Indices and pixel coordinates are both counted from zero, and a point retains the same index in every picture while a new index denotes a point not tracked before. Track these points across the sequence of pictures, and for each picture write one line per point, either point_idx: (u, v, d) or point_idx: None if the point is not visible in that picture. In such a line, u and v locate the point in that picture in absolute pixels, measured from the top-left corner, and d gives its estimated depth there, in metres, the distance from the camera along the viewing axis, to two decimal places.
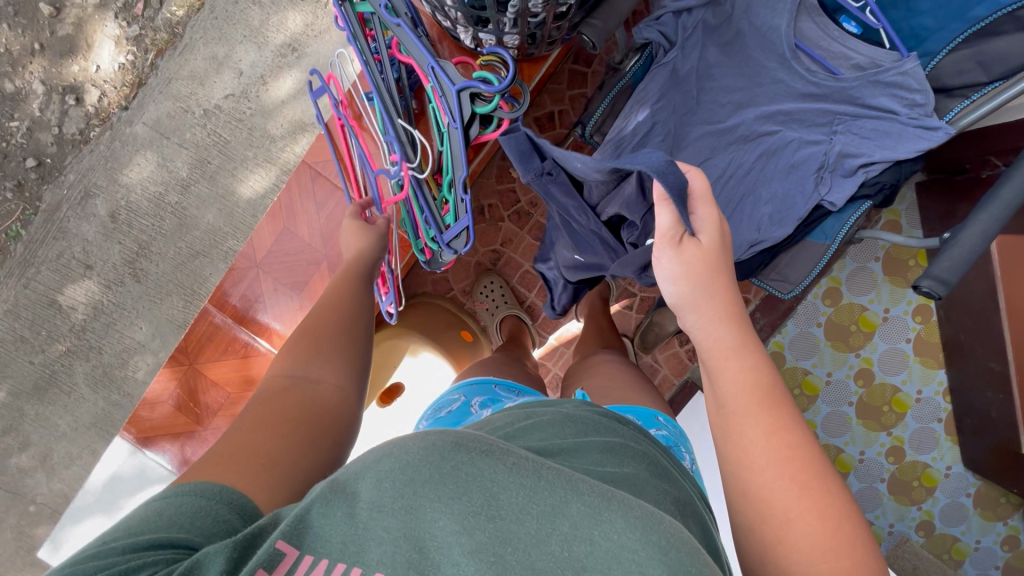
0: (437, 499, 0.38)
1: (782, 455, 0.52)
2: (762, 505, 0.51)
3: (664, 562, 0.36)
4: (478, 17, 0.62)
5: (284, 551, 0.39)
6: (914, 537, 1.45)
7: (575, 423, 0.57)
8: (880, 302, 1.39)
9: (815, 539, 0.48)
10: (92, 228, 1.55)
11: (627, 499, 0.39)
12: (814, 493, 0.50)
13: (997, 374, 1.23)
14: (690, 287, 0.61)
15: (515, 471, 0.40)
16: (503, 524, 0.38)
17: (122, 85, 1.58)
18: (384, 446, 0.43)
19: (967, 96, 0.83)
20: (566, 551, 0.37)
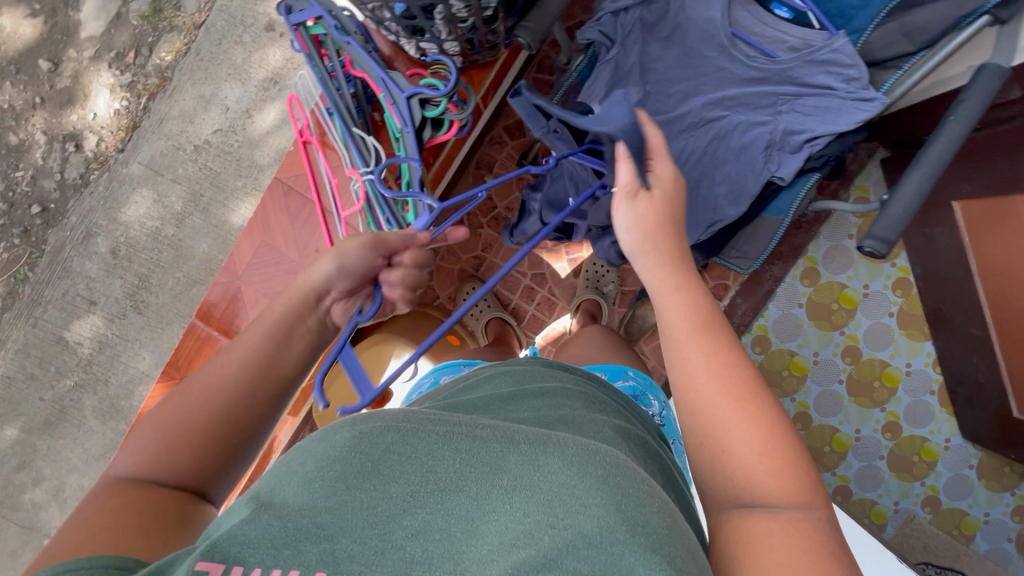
0: (372, 488, 0.44)
1: (721, 373, 0.61)
2: (708, 422, 0.59)
3: (602, 489, 0.43)
4: (415, 28, 0.67)
5: (206, 570, 0.38)
6: (921, 514, 1.43)
7: (510, 380, 0.68)
8: (859, 278, 1.41)
9: (754, 445, 0.57)
10: (95, 265, 1.62)
11: (559, 442, 0.47)
12: (753, 409, 0.59)
13: (980, 339, 1.23)
14: (643, 235, 0.71)
15: (449, 441, 0.47)
16: (445, 496, 0.44)
17: (118, 129, 1.68)
18: (312, 447, 0.50)
19: (899, 67, 0.87)
20: (508, 503, 0.43)
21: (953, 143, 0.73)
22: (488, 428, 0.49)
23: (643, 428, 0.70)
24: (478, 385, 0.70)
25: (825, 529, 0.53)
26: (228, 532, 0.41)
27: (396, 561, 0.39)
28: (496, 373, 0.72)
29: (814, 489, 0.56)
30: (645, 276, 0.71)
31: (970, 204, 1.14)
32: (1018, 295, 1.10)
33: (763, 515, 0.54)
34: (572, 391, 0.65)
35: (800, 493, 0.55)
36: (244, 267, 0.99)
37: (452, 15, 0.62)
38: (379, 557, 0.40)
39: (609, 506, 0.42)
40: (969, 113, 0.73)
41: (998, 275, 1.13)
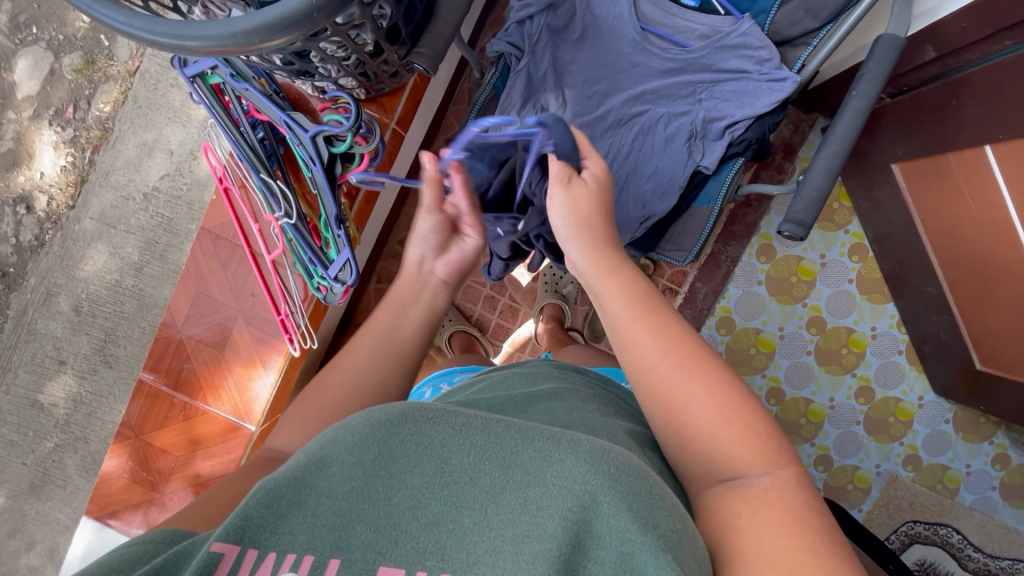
0: (390, 476, 0.43)
1: (669, 345, 0.59)
2: (668, 399, 0.57)
3: (615, 485, 0.42)
4: (302, 71, 0.67)
5: (222, 552, 0.40)
6: (904, 473, 1.43)
7: (522, 384, 0.66)
8: (815, 249, 1.41)
9: (712, 410, 0.55)
10: (60, 324, 1.62)
11: (574, 438, 0.45)
12: (708, 379, 0.57)
13: (937, 297, 1.24)
14: (574, 226, 0.70)
15: (465, 432, 0.45)
16: (459, 489, 0.42)
17: (67, 185, 1.67)
18: (337, 429, 0.47)
19: (809, 43, 0.88)
20: (523, 499, 0.42)
21: (857, 118, 0.74)
22: (503, 422, 0.46)
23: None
24: (493, 383, 0.68)
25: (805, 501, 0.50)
26: (243, 507, 0.42)
27: (410, 549, 0.40)
28: (507, 375, 0.71)
29: (779, 445, 0.54)
30: (577, 262, 0.69)
31: (907, 165, 1.14)
32: (964, 252, 1.10)
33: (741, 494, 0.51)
34: (585, 394, 0.65)
35: (768, 454, 0.53)
36: (182, 318, 1.00)
37: (328, 56, 0.61)
38: (393, 545, 0.40)
39: (621, 507, 0.40)
40: (870, 87, 0.73)
41: (942, 232, 1.14)
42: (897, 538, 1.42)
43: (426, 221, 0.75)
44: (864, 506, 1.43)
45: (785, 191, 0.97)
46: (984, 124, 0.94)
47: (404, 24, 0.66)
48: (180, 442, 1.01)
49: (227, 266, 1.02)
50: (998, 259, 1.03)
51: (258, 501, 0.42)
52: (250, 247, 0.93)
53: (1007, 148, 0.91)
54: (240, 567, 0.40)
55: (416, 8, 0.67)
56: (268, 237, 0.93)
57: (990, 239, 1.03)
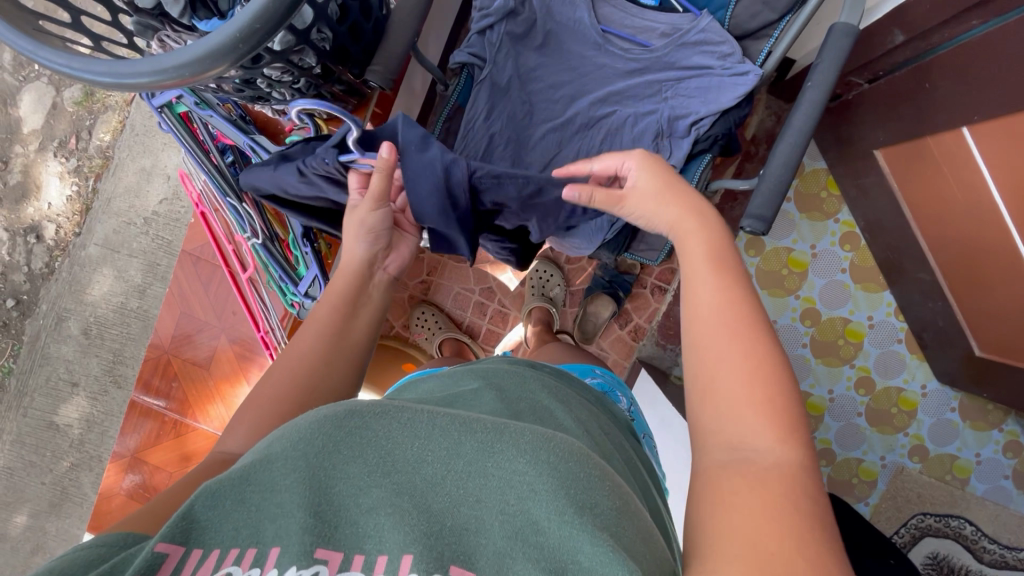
0: (333, 466, 0.41)
1: (725, 305, 0.54)
2: (702, 351, 0.52)
3: (554, 474, 0.40)
4: (256, 95, 0.69)
5: (166, 552, 0.36)
6: (911, 464, 1.40)
7: (472, 377, 0.62)
8: (805, 240, 1.39)
9: (740, 377, 0.49)
10: (71, 347, 1.67)
11: (517, 429, 0.43)
12: (750, 348, 0.51)
13: (930, 283, 1.22)
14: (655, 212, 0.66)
15: (409, 424, 0.43)
16: (400, 477, 0.40)
17: (73, 214, 1.73)
18: (285, 428, 0.45)
19: (771, 34, 0.87)
20: (463, 488, 0.40)
21: (813, 110, 0.73)
22: (446, 415, 0.44)
23: (608, 422, 0.65)
24: (443, 380, 0.64)
25: (809, 475, 0.44)
26: (187, 505, 0.39)
27: (350, 535, 0.37)
28: (461, 372, 0.66)
29: (801, 434, 0.47)
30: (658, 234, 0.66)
31: (889, 151, 1.12)
32: (952, 237, 1.08)
33: (740, 471, 0.44)
34: (533, 387, 0.62)
35: (780, 431, 0.46)
36: (170, 338, 1.05)
37: (275, 81, 0.64)
38: (333, 531, 0.37)
39: (560, 493, 0.39)
40: (825, 77, 0.73)
41: (929, 218, 1.11)
42: (906, 532, 1.38)
43: (372, 219, 0.72)
44: (871, 500, 1.40)
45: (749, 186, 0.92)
46: (959, 107, 0.92)
47: (351, 44, 0.68)
48: (173, 458, 1.04)
49: (210, 287, 1.07)
50: (986, 242, 1.01)
51: (202, 498, 0.39)
52: (226, 266, 0.97)
53: (986, 128, 0.89)
54: (184, 567, 0.36)
55: (364, 28, 0.69)
56: (244, 256, 0.97)
57: (976, 222, 1.00)
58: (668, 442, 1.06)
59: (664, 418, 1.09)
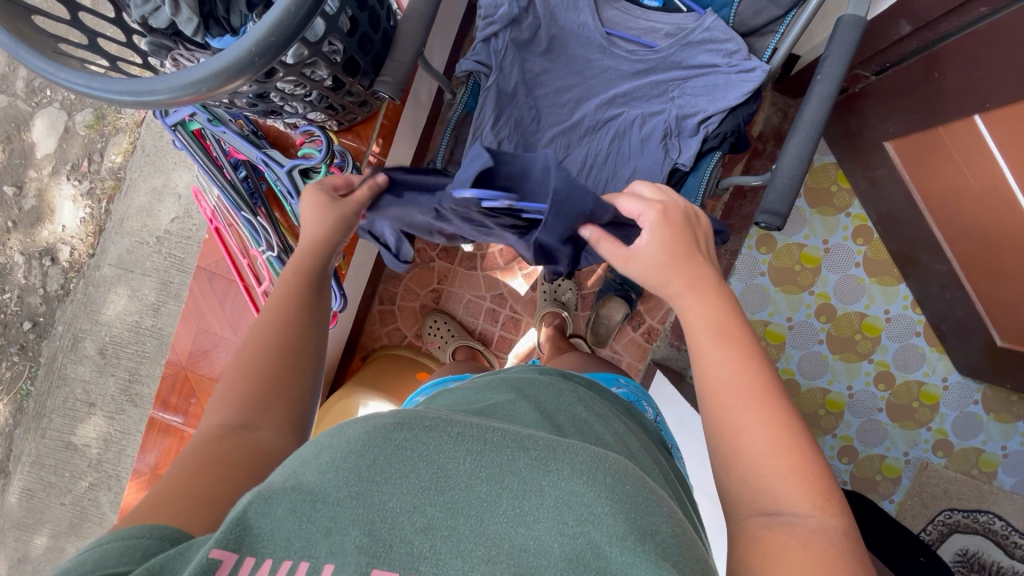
0: (384, 481, 0.40)
1: (739, 373, 0.55)
2: (722, 419, 0.54)
3: (611, 496, 0.40)
4: (268, 109, 0.70)
5: (220, 559, 0.35)
6: (935, 460, 1.37)
7: (503, 387, 0.61)
8: (817, 235, 1.38)
9: (766, 436, 0.51)
10: (87, 368, 1.69)
11: (571, 448, 0.43)
12: (768, 414, 0.52)
13: (947, 274, 1.20)
14: (655, 270, 0.64)
15: (460, 439, 0.43)
16: (454, 495, 0.40)
17: (87, 235, 1.76)
18: (332, 437, 0.45)
19: (776, 30, 0.87)
20: (518, 507, 0.39)
21: (824, 103, 0.73)
22: (497, 431, 0.44)
23: (643, 436, 0.65)
24: (474, 389, 0.63)
25: (847, 534, 0.47)
26: (239, 511, 0.38)
27: (405, 555, 0.37)
28: (494, 379, 0.66)
29: (829, 492, 0.49)
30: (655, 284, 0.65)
31: (900, 142, 1.11)
32: (968, 226, 1.06)
33: (785, 532, 0.46)
34: (569, 397, 0.61)
35: (815, 496, 0.48)
36: (186, 354, 1.06)
37: (288, 94, 0.65)
38: (388, 549, 0.37)
39: (620, 517, 0.38)
40: (835, 69, 0.72)
41: (944, 209, 1.10)
42: (934, 529, 1.35)
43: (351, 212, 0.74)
44: (896, 497, 1.38)
45: (761, 182, 0.91)
46: (969, 94, 0.92)
47: (361, 55, 0.68)
48: None
49: (225, 302, 1.08)
50: (1003, 231, 1.00)
51: (255, 507, 0.38)
52: (241, 280, 0.98)
53: (998, 116, 0.88)
54: None
55: (373, 40, 0.69)
56: (258, 269, 0.98)
57: (992, 211, 0.99)
58: (687, 442, 1.04)
59: (682, 419, 1.07)
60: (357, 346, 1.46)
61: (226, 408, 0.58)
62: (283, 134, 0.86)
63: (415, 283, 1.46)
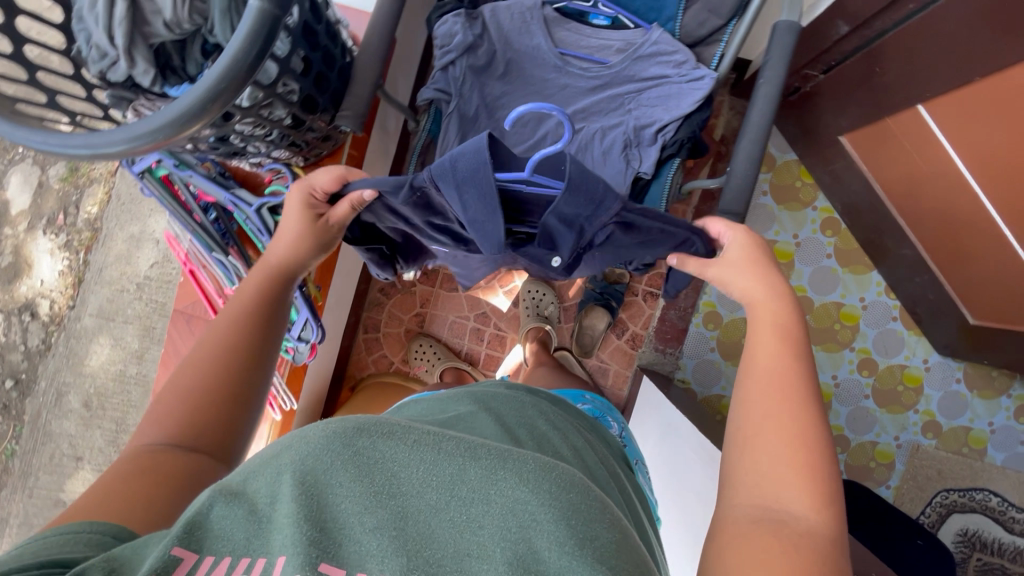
0: (338, 484, 0.40)
1: (788, 372, 0.58)
2: (747, 406, 0.56)
3: (555, 504, 0.40)
4: (233, 151, 0.71)
5: (180, 557, 0.37)
6: (926, 441, 1.39)
7: (464, 401, 0.62)
8: (787, 230, 1.41)
9: (783, 425, 0.54)
10: (73, 422, 1.66)
11: (521, 458, 0.43)
12: (796, 413, 0.54)
13: (914, 258, 1.23)
14: (744, 269, 0.69)
15: (416, 447, 0.42)
16: (405, 501, 0.39)
17: (66, 287, 1.74)
18: (297, 436, 0.45)
19: (720, 41, 0.92)
20: (465, 514, 0.39)
21: (769, 105, 0.76)
22: (453, 438, 0.44)
23: (604, 452, 0.65)
24: (433, 404, 0.63)
25: (837, 544, 0.47)
26: (198, 507, 0.40)
27: (353, 553, 0.37)
28: (457, 394, 0.66)
29: (833, 505, 0.50)
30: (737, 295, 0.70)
31: (854, 136, 1.15)
32: (928, 211, 1.10)
33: (773, 530, 0.47)
34: (531, 414, 0.62)
35: (816, 500, 0.49)
36: None
37: (248, 136, 0.66)
38: (338, 547, 0.37)
39: (560, 524, 0.39)
40: (775, 73, 0.75)
41: (903, 196, 1.14)
42: (933, 511, 1.36)
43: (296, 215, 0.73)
44: (892, 483, 1.39)
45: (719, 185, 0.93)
46: (911, 86, 0.95)
47: (318, 94, 0.70)
48: None
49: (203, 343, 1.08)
50: (959, 213, 1.03)
51: (218, 509, 0.39)
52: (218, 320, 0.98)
53: (941, 103, 0.92)
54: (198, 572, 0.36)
55: (329, 78, 0.71)
56: None
57: (947, 195, 1.02)
58: (672, 446, 1.05)
59: (670, 424, 1.08)
60: (345, 376, 1.46)
61: (164, 425, 0.59)
62: (249, 175, 0.88)
63: (399, 309, 1.46)
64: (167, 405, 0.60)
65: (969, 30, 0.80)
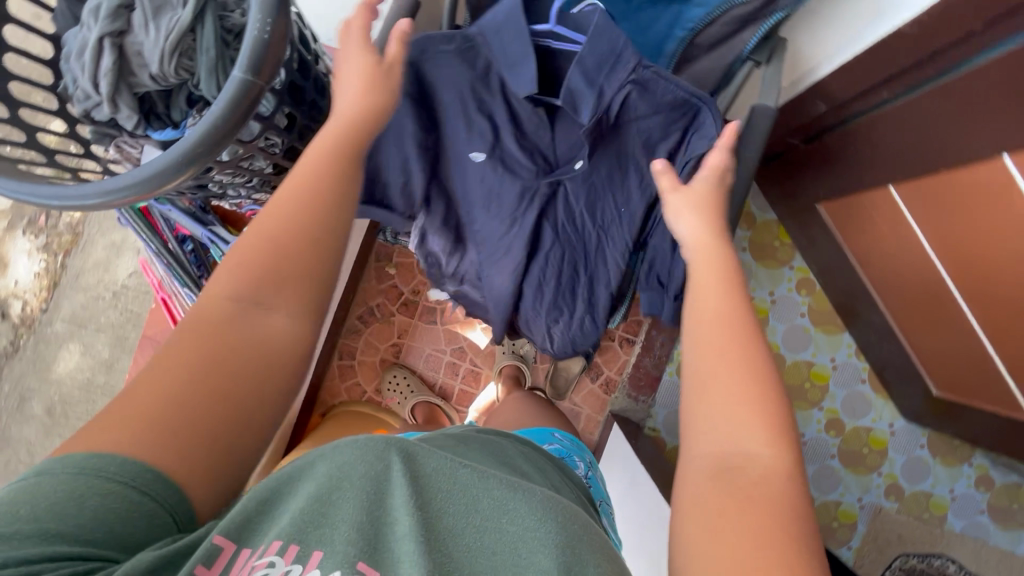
0: (371, 492, 0.43)
1: (733, 318, 0.54)
2: (701, 349, 0.53)
3: (562, 531, 0.43)
4: (212, 194, 0.71)
5: (222, 545, 0.41)
6: (889, 504, 1.40)
7: (455, 435, 0.64)
8: (764, 287, 1.44)
9: (741, 384, 0.50)
10: (34, 428, 1.63)
11: (532, 488, 0.46)
12: (747, 362, 0.51)
13: (883, 325, 1.26)
14: (693, 209, 0.65)
15: (439, 469, 0.45)
16: (432, 515, 0.42)
17: (40, 289, 1.69)
18: (331, 446, 0.48)
19: None
20: (480, 537, 0.42)
21: (742, 186, 0.78)
22: (469, 466, 0.47)
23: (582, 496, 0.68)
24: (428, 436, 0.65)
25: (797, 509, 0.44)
26: (242, 504, 0.44)
27: (383, 557, 0.40)
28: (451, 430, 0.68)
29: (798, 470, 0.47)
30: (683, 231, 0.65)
31: (831, 205, 1.19)
32: (897, 284, 1.13)
33: (728, 486, 0.45)
34: (516, 452, 0.64)
35: (770, 437, 0.48)
36: None
37: (227, 183, 0.67)
38: (372, 547, 0.40)
39: (567, 550, 0.42)
40: (750, 155, 0.78)
41: (875, 267, 1.17)
42: None
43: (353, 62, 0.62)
44: (853, 543, 1.40)
45: None
46: (884, 168, 0.99)
47: (301, 144, 0.71)
48: None
49: None
50: (924, 290, 1.06)
51: (254, 499, 0.44)
52: None
53: (910, 187, 0.95)
54: (232, 564, 0.40)
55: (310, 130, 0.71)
56: None
57: (914, 271, 1.06)
58: (635, 502, 1.05)
59: (634, 478, 1.09)
60: (316, 402, 1.44)
61: (238, 276, 0.52)
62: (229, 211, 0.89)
63: (376, 338, 1.46)
64: (248, 265, 0.52)
65: (937, 125, 0.84)
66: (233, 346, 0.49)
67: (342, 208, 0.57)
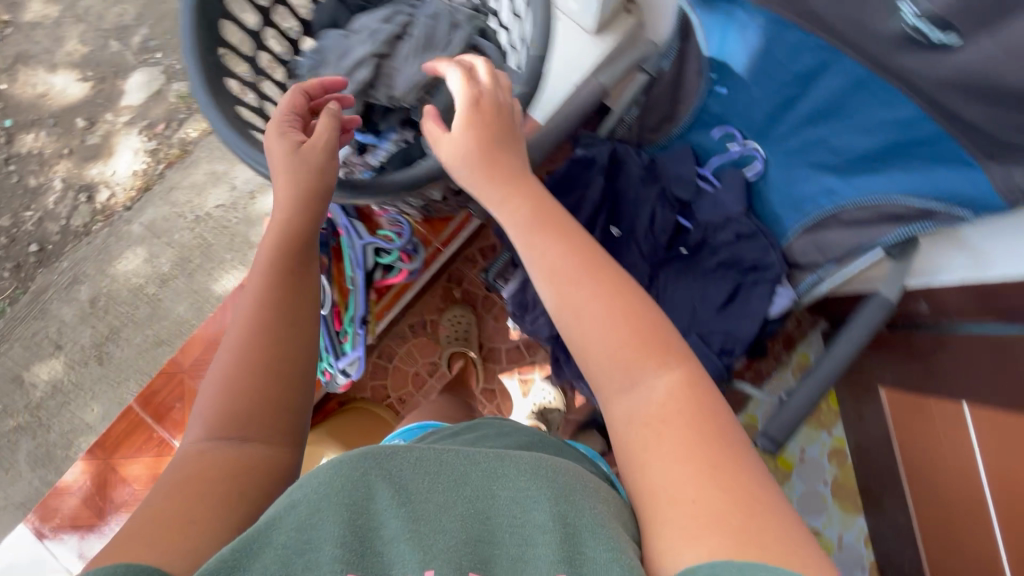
0: (357, 503, 0.48)
1: (570, 263, 0.60)
2: (567, 304, 0.60)
3: (550, 485, 0.53)
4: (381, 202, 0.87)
5: None
6: None
7: None
8: (796, 441, 1.47)
9: (616, 338, 0.57)
10: (72, 311, 1.68)
11: (514, 458, 0.55)
12: (615, 305, 0.58)
13: (904, 527, 1.23)
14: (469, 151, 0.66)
15: (419, 462, 0.53)
16: (417, 505, 0.50)
17: (131, 188, 1.78)
18: (302, 479, 0.52)
19: (814, 272, 0.96)
20: (471, 508, 0.50)
21: (840, 363, 0.81)
22: (450, 452, 0.55)
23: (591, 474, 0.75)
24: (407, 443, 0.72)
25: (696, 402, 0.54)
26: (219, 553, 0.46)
27: (376, 562, 0.46)
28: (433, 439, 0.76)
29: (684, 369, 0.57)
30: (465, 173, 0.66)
31: (893, 394, 1.21)
32: (934, 494, 1.12)
33: (649, 424, 0.54)
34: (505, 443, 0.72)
35: (657, 359, 0.56)
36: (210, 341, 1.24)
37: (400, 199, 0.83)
38: (360, 557, 0.46)
39: (556, 497, 0.51)
40: (856, 337, 0.81)
41: (917, 468, 1.17)
42: None
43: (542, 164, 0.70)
44: None
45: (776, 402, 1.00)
46: (965, 385, 1.01)
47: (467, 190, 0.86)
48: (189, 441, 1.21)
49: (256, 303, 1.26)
50: (962, 512, 1.05)
51: (230, 547, 0.45)
52: None
53: (986, 413, 0.96)
54: None
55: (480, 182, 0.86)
56: None
57: (958, 489, 1.06)
58: None
59: None
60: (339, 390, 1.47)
61: (206, 422, 0.60)
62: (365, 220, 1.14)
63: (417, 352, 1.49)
64: (210, 401, 0.61)
65: None
66: (208, 463, 0.57)
67: (306, 326, 0.66)
